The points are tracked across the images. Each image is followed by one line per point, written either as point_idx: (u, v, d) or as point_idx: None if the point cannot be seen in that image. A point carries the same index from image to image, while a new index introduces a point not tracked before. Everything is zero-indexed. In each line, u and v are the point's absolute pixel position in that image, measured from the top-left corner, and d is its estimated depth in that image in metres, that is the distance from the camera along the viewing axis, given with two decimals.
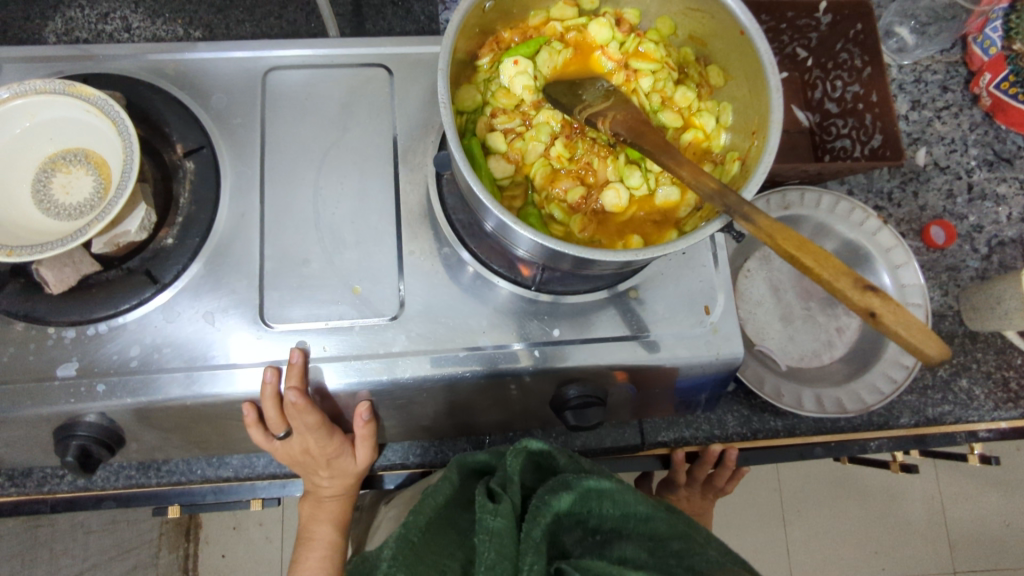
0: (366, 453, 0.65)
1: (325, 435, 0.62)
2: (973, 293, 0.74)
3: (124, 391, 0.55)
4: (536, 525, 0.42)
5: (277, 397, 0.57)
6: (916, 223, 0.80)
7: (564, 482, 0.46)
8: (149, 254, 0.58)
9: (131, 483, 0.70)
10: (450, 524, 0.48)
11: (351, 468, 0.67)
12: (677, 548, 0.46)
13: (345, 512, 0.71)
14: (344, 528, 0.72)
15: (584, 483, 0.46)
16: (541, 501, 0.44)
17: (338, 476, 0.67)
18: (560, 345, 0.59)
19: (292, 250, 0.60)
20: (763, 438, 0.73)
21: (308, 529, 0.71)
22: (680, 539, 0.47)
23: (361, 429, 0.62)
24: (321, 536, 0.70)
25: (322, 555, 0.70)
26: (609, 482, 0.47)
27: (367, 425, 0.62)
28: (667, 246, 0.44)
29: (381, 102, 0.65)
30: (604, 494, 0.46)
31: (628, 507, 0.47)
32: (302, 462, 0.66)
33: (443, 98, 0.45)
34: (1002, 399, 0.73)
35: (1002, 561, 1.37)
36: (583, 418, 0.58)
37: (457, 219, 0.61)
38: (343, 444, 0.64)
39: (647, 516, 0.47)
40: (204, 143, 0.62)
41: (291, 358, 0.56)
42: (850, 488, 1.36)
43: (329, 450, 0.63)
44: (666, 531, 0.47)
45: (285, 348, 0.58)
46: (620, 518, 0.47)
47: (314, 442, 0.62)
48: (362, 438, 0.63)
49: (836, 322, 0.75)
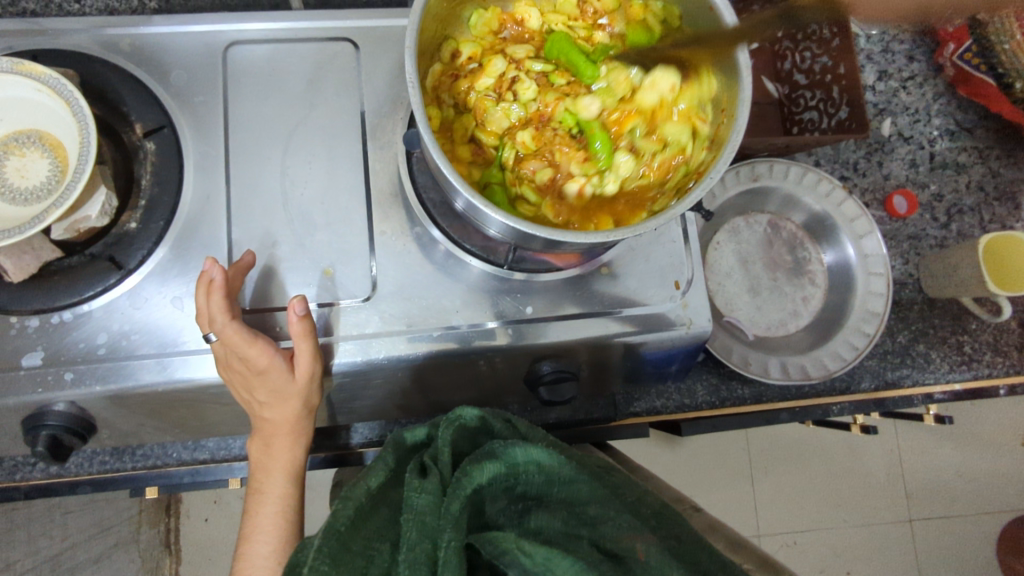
0: (306, 361, 0.55)
1: (247, 338, 0.53)
2: (931, 261, 0.76)
3: (92, 378, 0.55)
4: (455, 499, 0.44)
5: (207, 282, 0.53)
6: (880, 193, 0.82)
7: (490, 451, 0.49)
8: (113, 239, 0.57)
9: (106, 468, 0.70)
10: (383, 501, 0.49)
11: (291, 390, 0.56)
12: (593, 514, 0.49)
13: (297, 460, 0.62)
14: (298, 479, 0.62)
15: (509, 452, 0.49)
16: (464, 474, 0.46)
17: (278, 402, 0.57)
18: (533, 322, 0.60)
19: (259, 232, 0.59)
20: (731, 405, 0.75)
21: (256, 479, 0.61)
22: (597, 503, 0.50)
23: (293, 328, 0.54)
24: (272, 488, 0.61)
25: (275, 510, 0.60)
26: (533, 449, 0.50)
27: (304, 322, 0.54)
28: (638, 226, 0.45)
29: (347, 78, 0.63)
30: (531, 461, 0.50)
31: (552, 472, 0.50)
32: (234, 384, 0.56)
33: (411, 78, 0.44)
34: (957, 362, 0.77)
35: (951, 509, 1.47)
36: (557, 393, 0.60)
37: (428, 198, 0.60)
38: (273, 352, 0.54)
39: (569, 479, 0.51)
40: (165, 122, 0.60)
41: (241, 258, 0.57)
42: (815, 445, 1.43)
43: (256, 359, 0.54)
44: (586, 494, 0.50)
45: (250, 287, 0.58)
46: (544, 484, 0.51)
47: (238, 351, 0.53)
48: (298, 340, 0.54)
49: (801, 292, 0.77)
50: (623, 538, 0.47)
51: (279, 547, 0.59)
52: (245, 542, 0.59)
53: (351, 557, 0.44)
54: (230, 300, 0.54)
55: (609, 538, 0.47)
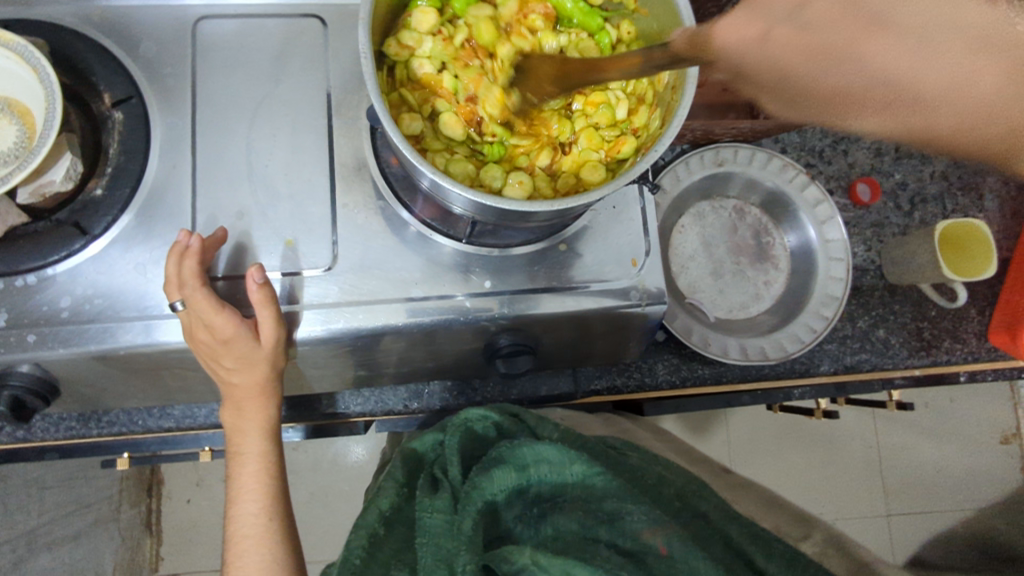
0: (268, 328, 0.56)
1: (214, 305, 0.54)
2: (892, 247, 0.78)
3: (55, 341, 0.56)
4: (466, 516, 0.46)
5: (178, 254, 0.55)
6: (844, 181, 0.84)
7: (498, 457, 0.52)
8: (79, 206, 0.58)
9: (72, 434, 0.71)
10: (399, 521, 0.53)
11: (257, 355, 0.57)
12: (610, 508, 0.51)
13: (271, 419, 0.63)
14: (275, 437, 0.64)
15: (516, 455, 0.51)
16: (473, 486, 0.49)
17: (246, 368, 0.58)
18: (492, 295, 0.61)
19: (223, 203, 0.60)
20: (692, 385, 0.76)
21: (232, 443, 0.63)
22: (614, 498, 0.52)
23: (254, 297, 0.55)
24: (252, 450, 0.62)
25: (256, 470, 0.62)
26: (539, 447, 0.52)
27: (264, 289, 0.55)
28: (582, 197, 0.46)
29: (314, 55, 0.64)
30: (540, 459, 0.52)
31: (564, 470, 0.52)
32: (202, 355, 0.57)
33: (364, 46, 0.46)
34: (916, 348, 0.78)
35: (928, 503, 1.47)
36: (512, 365, 0.63)
37: (391, 172, 0.61)
38: (238, 321, 0.55)
39: (582, 476, 0.52)
40: (133, 93, 0.61)
41: (212, 235, 0.58)
42: (794, 436, 1.44)
43: (221, 328, 0.55)
44: (601, 488, 0.52)
45: (221, 259, 0.59)
46: (557, 483, 0.53)
47: (203, 317, 0.54)
48: (259, 307, 0.55)
49: (764, 275, 0.78)
50: (643, 534, 0.49)
51: (265, 504, 0.61)
52: (229, 506, 0.61)
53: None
54: (203, 268, 0.56)
55: (628, 533, 0.50)
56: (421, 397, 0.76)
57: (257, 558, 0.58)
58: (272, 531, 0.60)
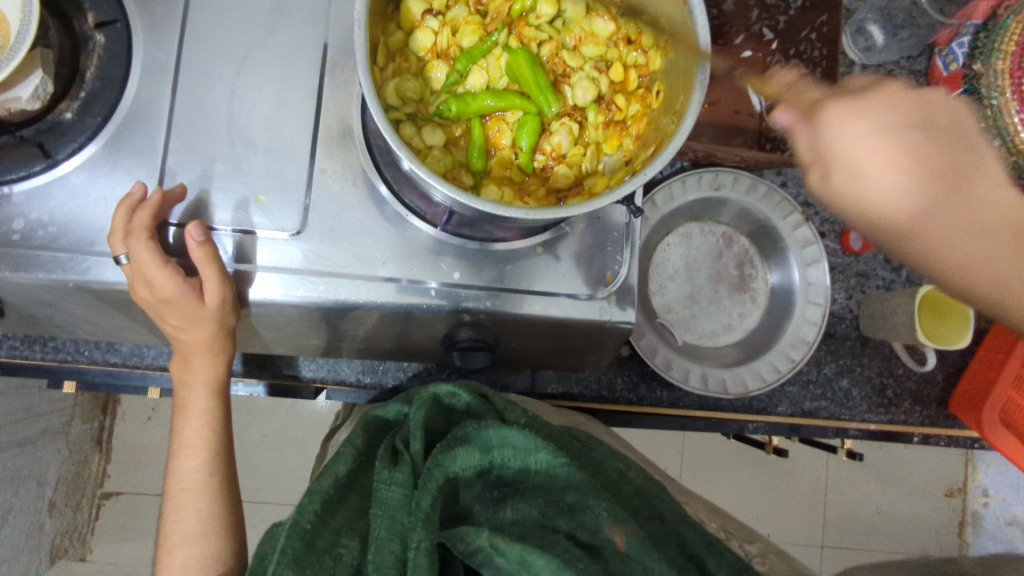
0: (214, 288, 0.54)
1: (157, 261, 0.53)
2: (872, 301, 0.77)
3: (2, 263, 0.54)
4: (425, 493, 0.44)
5: (129, 207, 0.53)
6: (839, 225, 0.83)
7: (463, 436, 0.48)
8: (45, 126, 0.56)
9: (14, 353, 0.70)
10: (354, 490, 0.50)
11: (201, 315, 0.56)
12: (570, 501, 0.48)
13: (220, 375, 0.62)
14: (221, 392, 0.62)
15: (482, 436, 0.48)
16: (435, 463, 0.46)
17: (191, 326, 0.57)
18: (458, 289, 0.60)
19: (199, 147, 0.58)
20: (649, 405, 0.76)
21: (180, 396, 0.62)
22: (576, 490, 0.48)
23: (195, 256, 0.54)
24: (196, 403, 0.61)
25: (199, 424, 0.61)
26: (507, 429, 0.48)
27: (203, 248, 0.54)
28: (558, 212, 0.44)
29: (317, 8, 0.61)
30: (506, 443, 0.48)
31: (529, 459, 0.49)
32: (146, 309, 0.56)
33: (360, 16, 0.43)
34: (876, 403, 0.78)
35: (864, 543, 1.47)
36: (468, 360, 0.61)
37: (376, 145, 0.58)
38: (180, 282, 0.54)
39: (546, 464, 0.49)
40: (119, 17, 0.58)
41: (171, 190, 0.56)
42: (748, 459, 1.43)
43: (162, 287, 0.54)
44: (563, 479, 0.49)
45: (178, 207, 0.57)
46: (520, 469, 0.49)
47: (146, 272, 0.53)
48: (201, 266, 0.54)
49: (740, 307, 0.78)
50: (603, 528, 0.46)
51: (207, 460, 0.60)
52: (173, 456, 0.60)
53: (317, 556, 0.43)
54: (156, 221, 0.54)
55: (586, 527, 0.47)
56: (376, 372, 0.76)
57: (199, 508, 0.58)
58: (210, 487, 0.59)
